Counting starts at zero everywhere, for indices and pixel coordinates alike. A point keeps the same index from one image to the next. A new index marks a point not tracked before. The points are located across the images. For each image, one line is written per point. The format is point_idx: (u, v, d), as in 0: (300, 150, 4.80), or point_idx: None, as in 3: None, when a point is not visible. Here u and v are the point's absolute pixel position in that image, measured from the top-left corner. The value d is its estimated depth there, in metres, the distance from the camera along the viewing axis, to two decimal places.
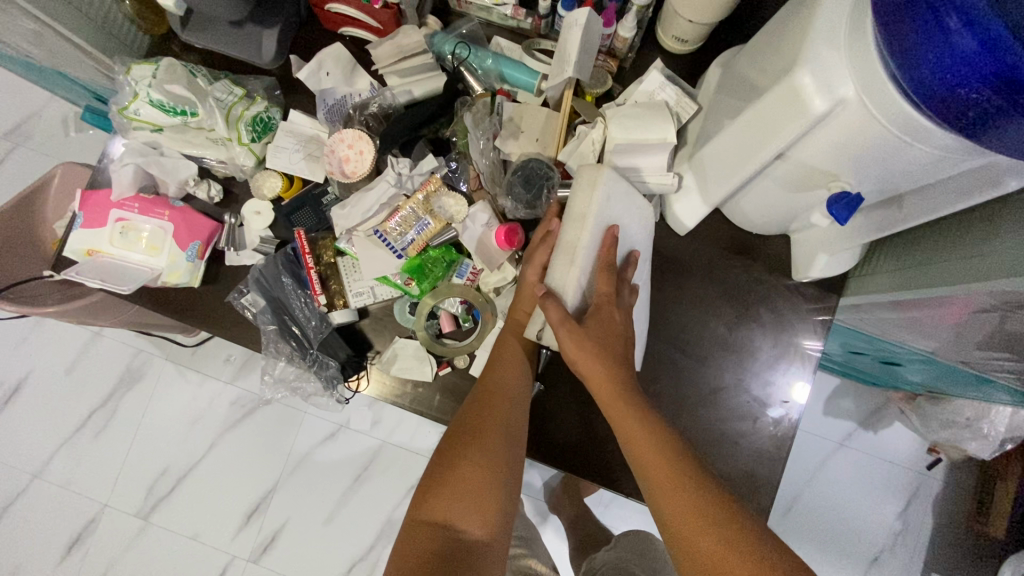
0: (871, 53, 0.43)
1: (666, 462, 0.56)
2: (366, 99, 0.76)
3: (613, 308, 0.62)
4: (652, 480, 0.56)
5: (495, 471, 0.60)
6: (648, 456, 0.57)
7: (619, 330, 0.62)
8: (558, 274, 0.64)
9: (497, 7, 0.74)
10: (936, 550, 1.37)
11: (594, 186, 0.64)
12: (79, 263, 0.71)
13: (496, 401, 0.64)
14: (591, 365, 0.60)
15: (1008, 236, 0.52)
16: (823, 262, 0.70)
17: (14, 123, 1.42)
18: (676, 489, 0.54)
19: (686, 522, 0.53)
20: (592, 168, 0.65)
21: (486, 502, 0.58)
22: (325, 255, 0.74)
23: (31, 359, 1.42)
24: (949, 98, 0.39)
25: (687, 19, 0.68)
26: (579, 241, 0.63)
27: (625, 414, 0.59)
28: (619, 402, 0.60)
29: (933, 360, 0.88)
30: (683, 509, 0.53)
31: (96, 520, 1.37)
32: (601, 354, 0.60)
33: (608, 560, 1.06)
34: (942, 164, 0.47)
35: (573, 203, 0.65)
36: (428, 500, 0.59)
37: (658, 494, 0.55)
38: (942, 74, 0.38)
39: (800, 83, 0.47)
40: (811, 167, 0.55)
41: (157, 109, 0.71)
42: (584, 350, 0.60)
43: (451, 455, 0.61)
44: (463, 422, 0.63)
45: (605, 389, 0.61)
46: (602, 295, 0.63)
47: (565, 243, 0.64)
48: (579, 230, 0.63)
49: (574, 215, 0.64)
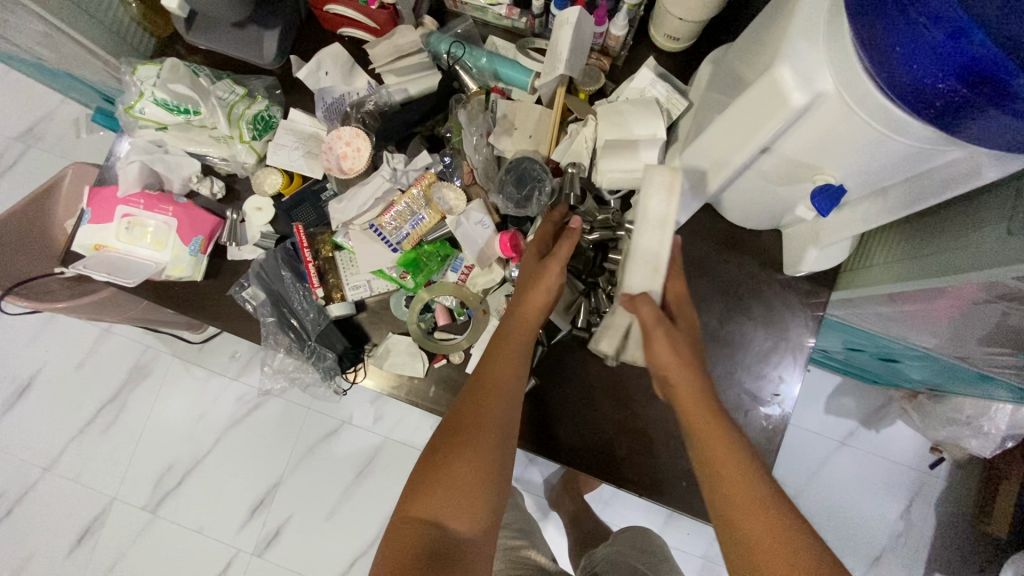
0: (848, 47, 0.44)
1: (737, 466, 0.56)
2: (363, 97, 0.78)
3: (685, 311, 0.65)
4: (720, 480, 0.56)
5: (486, 468, 0.61)
6: (720, 457, 0.56)
7: (694, 333, 0.64)
8: (634, 278, 0.60)
9: (492, 7, 0.75)
10: (937, 550, 1.37)
11: (672, 193, 0.58)
12: (87, 258, 0.73)
13: (491, 399, 0.63)
14: (679, 364, 0.59)
15: (992, 228, 0.53)
16: (813, 256, 0.70)
17: (27, 124, 1.45)
18: (745, 492, 0.55)
19: (755, 526, 0.54)
20: (674, 173, 0.59)
21: (471, 500, 0.59)
22: (323, 249, 0.77)
23: (42, 355, 1.45)
24: (916, 91, 0.40)
25: (677, 17, 0.69)
26: (662, 247, 0.59)
27: (702, 415, 0.58)
28: (700, 408, 0.59)
29: (930, 354, 0.89)
30: (752, 513, 0.54)
31: (104, 513, 1.40)
32: (684, 357, 0.60)
33: (605, 554, 1.05)
34: (922, 155, 0.48)
35: (645, 205, 0.59)
36: (420, 498, 0.59)
37: (725, 498, 0.56)
38: (913, 70, 0.39)
39: (781, 76, 0.48)
40: (796, 160, 0.56)
41: (162, 109, 0.73)
42: (679, 355, 0.59)
43: (445, 454, 0.61)
44: (461, 421, 0.63)
45: (690, 398, 0.59)
46: (675, 296, 0.66)
47: (639, 248, 0.59)
48: (657, 235, 0.59)
49: (650, 218, 0.58)
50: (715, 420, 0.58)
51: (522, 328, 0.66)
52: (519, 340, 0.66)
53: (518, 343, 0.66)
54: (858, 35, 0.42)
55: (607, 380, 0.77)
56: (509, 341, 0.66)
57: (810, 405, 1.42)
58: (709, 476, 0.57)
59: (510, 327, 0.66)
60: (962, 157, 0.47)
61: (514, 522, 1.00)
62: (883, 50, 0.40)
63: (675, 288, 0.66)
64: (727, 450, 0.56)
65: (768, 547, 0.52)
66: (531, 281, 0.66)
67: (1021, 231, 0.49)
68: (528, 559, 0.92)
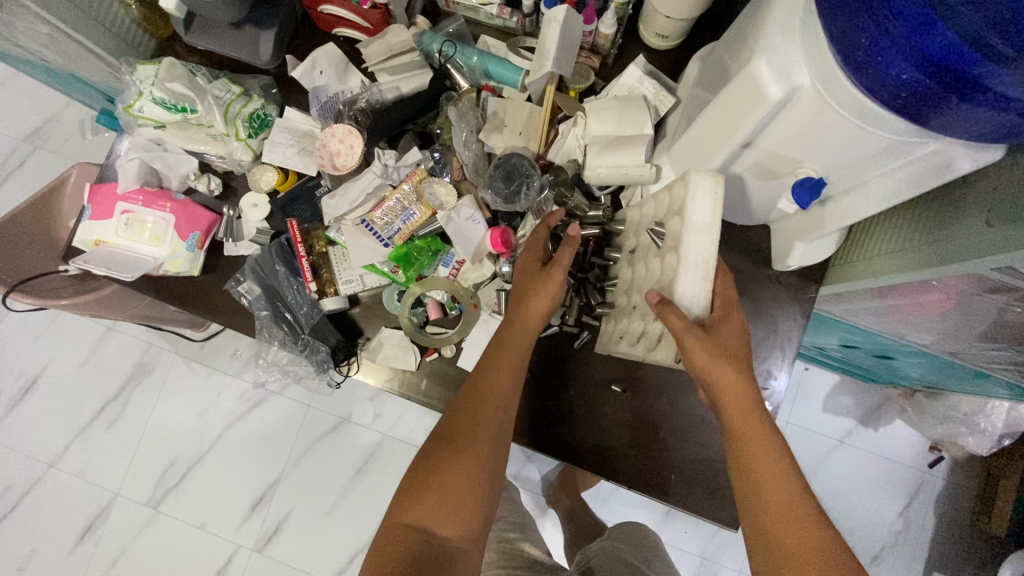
0: (822, 44, 0.45)
1: (775, 469, 0.56)
2: (355, 95, 0.79)
3: (733, 310, 0.61)
4: (759, 487, 0.56)
5: (476, 474, 0.61)
6: (767, 469, 0.56)
7: (743, 332, 0.61)
8: (685, 285, 0.58)
9: (483, 7, 0.77)
10: (938, 549, 1.36)
11: (717, 197, 0.56)
12: (87, 252, 0.75)
13: (484, 405, 0.64)
14: (725, 371, 0.57)
15: (969, 222, 0.54)
16: (801, 251, 0.71)
17: (33, 126, 1.48)
18: (782, 500, 0.55)
19: (790, 531, 0.54)
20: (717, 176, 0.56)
21: (460, 507, 0.59)
22: (317, 245, 0.78)
23: (48, 352, 1.48)
24: (879, 79, 0.42)
25: (664, 15, 0.70)
26: (711, 251, 0.56)
27: (747, 421, 0.58)
28: (750, 416, 0.58)
29: (921, 349, 0.89)
30: (787, 519, 0.54)
31: (108, 508, 1.42)
32: (730, 366, 0.58)
33: (600, 549, 1.05)
34: (899, 146, 0.49)
35: (694, 211, 0.56)
36: (410, 504, 0.60)
37: (759, 501, 0.56)
38: (877, 60, 0.41)
39: (758, 70, 0.49)
40: (778, 154, 0.56)
41: (159, 106, 0.74)
42: (719, 359, 0.57)
43: (437, 460, 0.62)
44: (456, 428, 0.64)
45: (740, 405, 0.58)
46: (724, 293, 0.62)
47: (690, 255, 0.57)
48: (701, 242, 0.57)
49: (699, 225, 0.56)
50: (759, 425, 0.58)
51: (518, 334, 0.67)
52: (516, 346, 0.67)
53: (516, 349, 0.67)
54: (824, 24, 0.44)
55: (592, 373, 0.78)
56: (508, 347, 0.67)
57: (808, 403, 1.41)
58: (749, 484, 0.56)
59: (508, 332, 0.67)
60: (934, 147, 0.48)
61: (510, 515, 1.01)
62: (851, 38, 0.42)
63: (727, 292, 0.62)
64: (769, 457, 0.56)
65: (800, 556, 0.52)
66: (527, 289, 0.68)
67: (1000, 223, 0.49)
68: (523, 552, 0.93)
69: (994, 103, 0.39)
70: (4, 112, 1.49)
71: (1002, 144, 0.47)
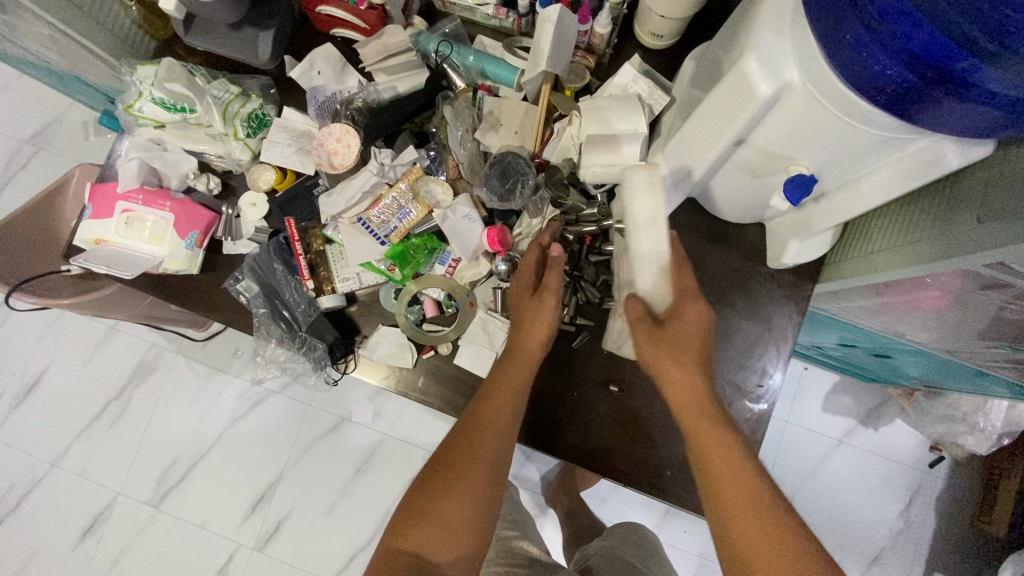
0: (810, 42, 0.45)
1: (739, 471, 0.56)
2: (352, 94, 0.80)
3: (693, 305, 0.62)
4: (717, 487, 0.56)
5: (472, 501, 0.61)
6: (726, 467, 0.56)
7: (701, 329, 0.62)
8: (643, 279, 0.65)
9: (480, 7, 0.77)
10: (938, 549, 1.36)
11: (655, 189, 0.64)
12: (88, 251, 0.76)
13: (482, 435, 0.64)
14: (677, 368, 0.60)
15: (959, 219, 0.54)
16: (796, 248, 0.71)
17: (37, 128, 1.49)
18: (745, 500, 0.55)
19: (755, 533, 0.54)
20: (650, 171, 0.65)
21: (454, 533, 0.60)
22: (314, 243, 0.78)
23: (51, 351, 1.49)
24: (863, 75, 0.43)
25: (659, 15, 0.71)
26: (659, 244, 0.63)
27: (701, 423, 0.59)
28: (705, 413, 0.59)
29: (918, 346, 0.89)
30: (752, 523, 0.54)
31: (110, 507, 1.43)
32: (680, 362, 0.60)
33: (599, 547, 1.05)
34: (889, 143, 0.49)
35: (635, 205, 0.64)
36: (404, 530, 0.60)
37: (721, 502, 0.56)
38: (862, 56, 0.42)
39: (748, 68, 0.49)
40: (770, 151, 0.57)
41: (159, 106, 0.76)
42: (669, 355, 0.60)
43: (432, 489, 0.62)
44: (453, 455, 0.63)
45: (695, 408, 0.59)
46: (683, 289, 0.63)
47: (640, 251, 0.64)
48: (651, 236, 0.64)
49: (644, 222, 0.64)
50: (712, 423, 0.58)
51: (519, 359, 0.67)
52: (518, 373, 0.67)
53: (517, 376, 0.67)
54: (809, 22, 0.45)
55: (586, 369, 0.78)
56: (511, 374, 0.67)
57: (808, 403, 1.41)
58: (709, 482, 0.57)
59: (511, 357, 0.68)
60: (923, 144, 0.48)
61: (509, 514, 1.01)
62: (838, 36, 0.43)
63: (682, 281, 0.64)
64: (730, 459, 0.56)
65: (763, 554, 0.53)
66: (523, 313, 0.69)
67: (991, 219, 0.50)
68: (520, 550, 0.93)
69: (981, 99, 0.40)
70: (8, 114, 1.50)
71: (991, 140, 0.47)
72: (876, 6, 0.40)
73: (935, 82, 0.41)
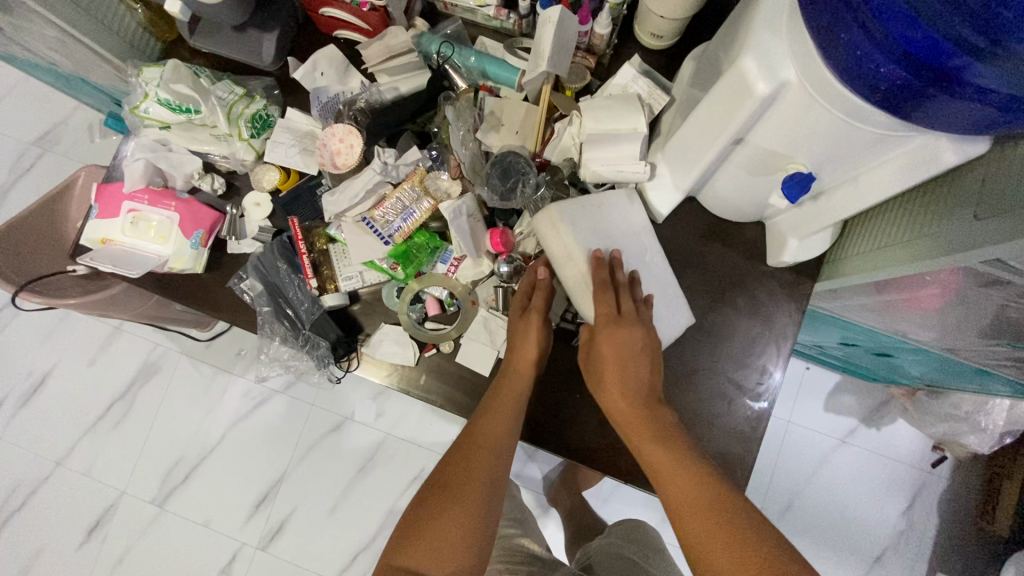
0: (807, 41, 0.46)
1: (683, 473, 0.60)
2: (355, 95, 0.80)
3: (614, 329, 0.66)
4: (666, 495, 0.60)
5: (472, 517, 0.62)
6: (667, 478, 0.60)
7: (626, 351, 0.66)
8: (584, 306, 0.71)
9: (481, 9, 0.78)
10: (941, 549, 1.35)
11: (556, 227, 0.69)
12: (94, 250, 0.77)
13: (479, 453, 0.66)
14: (614, 386, 0.66)
15: (956, 218, 0.54)
16: (795, 246, 0.72)
17: (43, 130, 1.51)
18: (689, 507, 0.58)
19: (704, 530, 0.56)
20: (546, 212, 0.70)
21: (452, 549, 0.60)
22: (318, 242, 0.79)
23: (57, 351, 1.50)
24: (859, 73, 0.44)
25: (658, 16, 0.71)
26: (577, 275, 0.70)
27: (641, 432, 0.64)
28: (642, 429, 0.64)
29: (919, 345, 0.90)
30: (699, 522, 0.57)
31: (114, 506, 1.44)
32: (615, 381, 0.66)
33: (601, 546, 1.06)
34: (885, 141, 0.50)
35: (550, 247, 0.71)
36: (405, 547, 0.60)
37: (673, 504, 0.60)
38: (857, 54, 0.43)
39: (745, 67, 0.49)
40: (768, 150, 0.57)
41: (164, 107, 0.77)
42: (606, 377, 0.67)
43: (432, 506, 0.62)
44: (450, 472, 0.65)
45: (636, 422, 0.64)
46: (601, 316, 0.67)
47: (570, 282, 0.71)
48: (574, 266, 0.70)
49: (562, 257, 0.71)
50: (652, 433, 0.63)
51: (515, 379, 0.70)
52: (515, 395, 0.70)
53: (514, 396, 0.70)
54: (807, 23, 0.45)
55: None
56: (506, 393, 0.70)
57: (809, 404, 1.41)
58: (658, 491, 0.62)
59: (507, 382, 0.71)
60: (920, 141, 0.49)
61: (511, 511, 1.01)
62: (831, 35, 0.44)
63: (604, 309, 0.67)
64: (673, 463, 0.61)
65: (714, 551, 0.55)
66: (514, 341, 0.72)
67: (987, 216, 0.50)
68: (522, 547, 0.94)
69: (976, 96, 0.40)
70: (15, 117, 1.52)
71: (987, 137, 0.48)
72: (871, 6, 0.42)
73: (931, 80, 0.41)
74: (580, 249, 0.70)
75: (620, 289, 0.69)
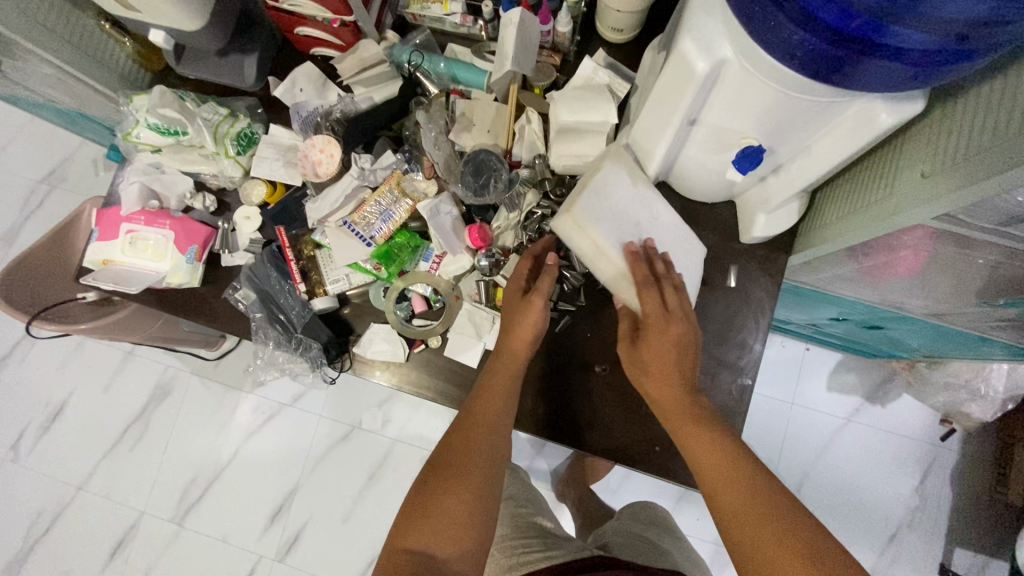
0: (736, 23, 0.49)
1: (724, 456, 0.62)
2: (331, 107, 0.84)
3: (663, 325, 0.65)
4: (705, 481, 0.62)
5: (490, 507, 0.66)
6: (709, 465, 0.62)
7: (672, 344, 0.65)
8: (627, 295, 0.71)
9: (448, 17, 0.83)
10: (959, 521, 1.34)
11: (583, 227, 0.66)
12: (96, 271, 0.81)
13: (478, 432, 0.68)
14: (656, 376, 0.66)
15: (908, 177, 0.56)
16: (764, 220, 0.74)
17: (50, 168, 1.57)
18: (730, 490, 0.60)
19: (743, 521, 0.58)
20: (569, 214, 0.66)
21: (457, 529, 0.62)
22: (305, 249, 0.83)
23: (73, 379, 1.55)
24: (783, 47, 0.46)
25: (616, 10, 0.74)
26: (610, 271, 0.70)
27: (686, 427, 0.64)
28: (684, 419, 0.65)
29: (907, 314, 0.91)
30: (740, 511, 0.59)
31: (135, 526, 1.48)
32: (662, 369, 0.65)
33: (613, 527, 1.07)
34: (826, 106, 0.52)
35: (578, 245, 0.68)
36: (408, 529, 0.63)
37: (713, 490, 0.61)
38: (775, 27, 0.46)
39: (684, 48, 0.52)
40: (722, 128, 0.60)
41: (154, 132, 0.82)
42: (646, 366, 0.67)
43: (435, 487, 0.65)
44: (451, 455, 0.67)
45: (678, 411, 0.65)
46: (651, 312, 0.66)
47: (608, 276, 0.71)
48: (608, 263, 0.69)
49: (588, 253, 0.69)
50: (695, 424, 0.64)
51: (511, 359, 0.72)
52: (510, 373, 0.72)
53: (507, 380, 0.71)
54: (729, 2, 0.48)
55: (577, 351, 0.81)
56: (500, 373, 0.72)
57: (811, 384, 1.41)
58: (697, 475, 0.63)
59: (500, 357, 0.72)
60: (857, 105, 0.51)
61: (520, 498, 1.03)
62: (750, 10, 0.47)
63: (651, 305, 0.66)
64: (716, 450, 0.62)
65: (756, 537, 0.57)
66: (518, 317, 0.72)
67: (935, 172, 0.52)
68: (534, 524, 0.94)
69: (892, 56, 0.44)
70: (22, 157, 1.59)
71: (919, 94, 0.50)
72: None
73: (840, 43, 0.45)
74: (613, 244, 0.68)
75: (661, 281, 0.68)
